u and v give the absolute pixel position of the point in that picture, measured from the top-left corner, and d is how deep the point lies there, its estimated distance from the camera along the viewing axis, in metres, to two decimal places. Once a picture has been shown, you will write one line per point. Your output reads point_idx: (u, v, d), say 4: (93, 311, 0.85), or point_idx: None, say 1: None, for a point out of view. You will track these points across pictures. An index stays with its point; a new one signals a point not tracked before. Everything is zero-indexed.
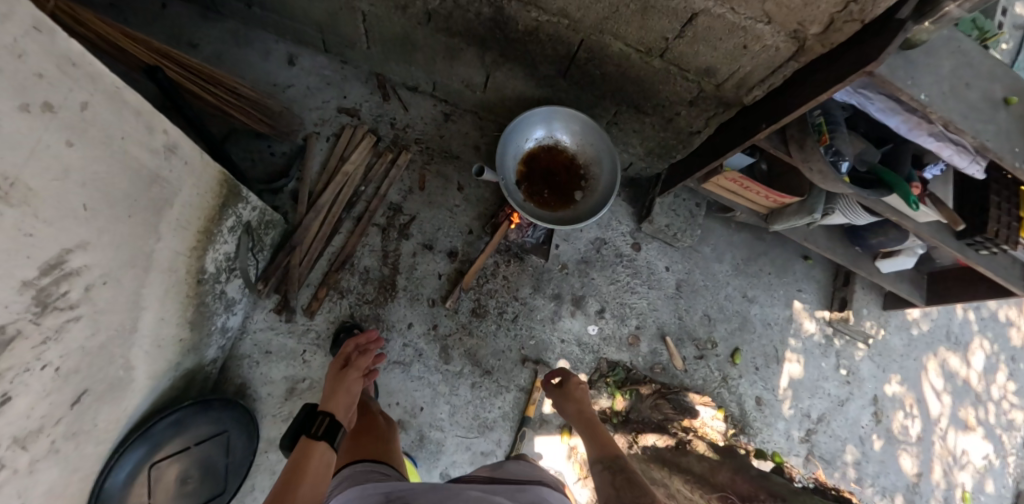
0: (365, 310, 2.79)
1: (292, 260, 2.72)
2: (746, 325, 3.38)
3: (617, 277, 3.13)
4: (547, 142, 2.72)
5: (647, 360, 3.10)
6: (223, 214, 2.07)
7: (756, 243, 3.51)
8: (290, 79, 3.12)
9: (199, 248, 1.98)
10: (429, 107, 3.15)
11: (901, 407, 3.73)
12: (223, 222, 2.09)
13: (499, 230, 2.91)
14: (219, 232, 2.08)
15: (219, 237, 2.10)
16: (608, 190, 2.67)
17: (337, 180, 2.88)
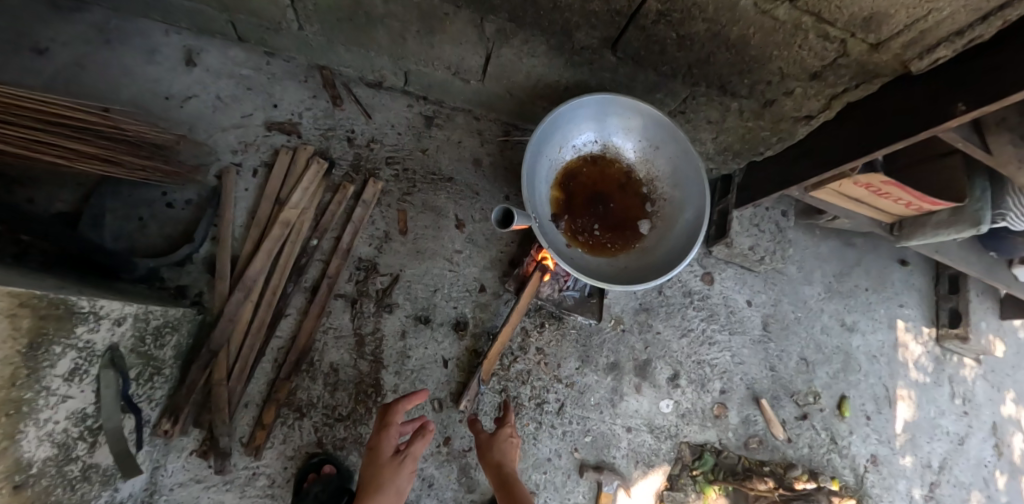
0: (340, 432, 1.87)
1: (215, 375, 1.76)
2: (848, 362, 2.45)
3: (689, 325, 2.24)
4: (591, 152, 1.85)
5: (739, 435, 2.21)
6: (37, 351, 1.16)
7: (845, 250, 2.57)
8: (192, 88, 2.06)
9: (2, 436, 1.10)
10: (403, 110, 2.18)
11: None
12: (44, 365, 1.18)
13: (528, 289, 1.97)
14: (46, 388, 1.20)
15: (39, 394, 1.18)
16: (694, 219, 1.77)
17: (273, 237, 1.89)
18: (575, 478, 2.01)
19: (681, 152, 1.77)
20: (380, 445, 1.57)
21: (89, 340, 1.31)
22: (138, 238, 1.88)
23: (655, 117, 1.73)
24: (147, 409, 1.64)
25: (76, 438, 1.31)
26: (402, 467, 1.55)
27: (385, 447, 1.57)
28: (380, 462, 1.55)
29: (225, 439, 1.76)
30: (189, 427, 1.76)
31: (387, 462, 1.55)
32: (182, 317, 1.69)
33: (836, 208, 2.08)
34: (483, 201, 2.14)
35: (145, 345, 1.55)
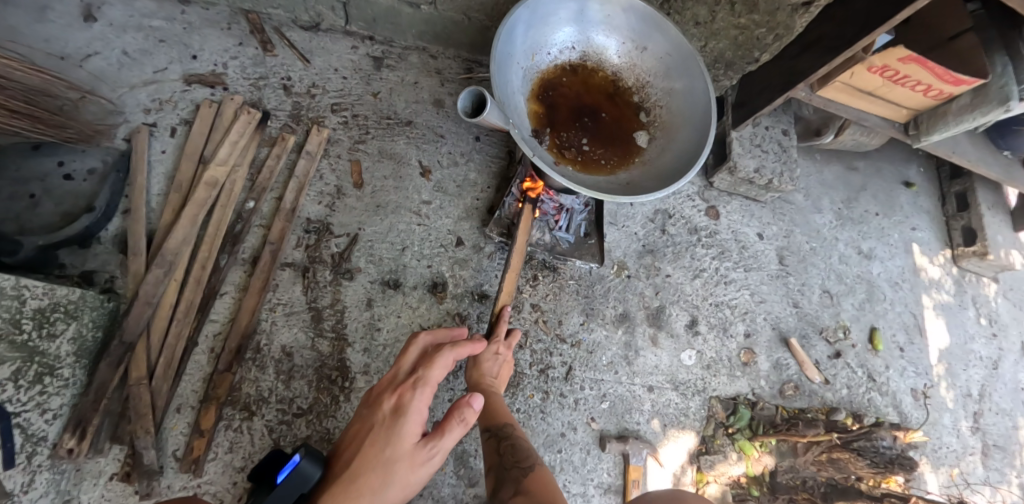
0: (301, 430, 1.50)
1: (133, 373, 1.40)
2: (872, 291, 2.20)
3: (700, 265, 1.97)
4: (570, 61, 1.62)
5: (773, 383, 1.93)
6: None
7: (850, 174, 2.35)
8: (91, 45, 1.70)
9: None
10: (347, 53, 1.86)
11: None
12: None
13: (524, 226, 1.63)
14: None
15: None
16: (698, 114, 1.54)
17: (196, 201, 1.55)
18: (597, 454, 1.67)
19: (674, 46, 1.56)
20: (404, 418, 1.13)
21: None
22: (28, 219, 1.47)
23: (638, 6, 1.53)
24: (39, 424, 1.26)
25: None
26: (424, 458, 1.10)
27: (407, 426, 1.12)
28: (399, 444, 1.10)
29: (151, 454, 1.38)
30: (103, 444, 1.37)
31: (409, 447, 1.10)
32: (81, 301, 1.34)
33: (844, 111, 1.88)
34: (449, 145, 1.84)
35: (21, 334, 1.21)
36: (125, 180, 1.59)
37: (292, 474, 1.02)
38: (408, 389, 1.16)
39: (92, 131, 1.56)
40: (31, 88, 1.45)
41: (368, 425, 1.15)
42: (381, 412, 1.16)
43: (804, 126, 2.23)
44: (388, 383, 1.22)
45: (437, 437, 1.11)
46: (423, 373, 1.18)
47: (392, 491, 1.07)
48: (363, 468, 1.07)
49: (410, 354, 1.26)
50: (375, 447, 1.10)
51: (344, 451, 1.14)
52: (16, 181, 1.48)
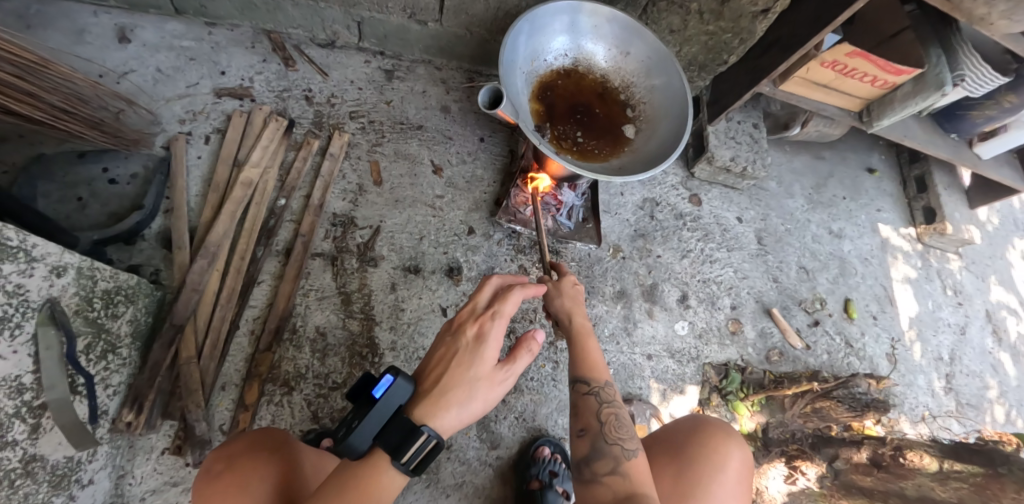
0: (336, 402, 1.64)
1: (183, 353, 1.54)
2: (844, 267, 2.42)
3: (687, 246, 2.17)
4: (564, 66, 1.83)
5: (759, 349, 2.12)
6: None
7: (817, 164, 2.60)
8: (128, 64, 1.87)
9: None
10: (361, 66, 2.06)
11: (1015, 315, 2.64)
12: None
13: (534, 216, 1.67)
14: None
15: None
16: (676, 106, 1.76)
17: (234, 199, 1.71)
18: None
19: (653, 50, 1.78)
20: (487, 345, 1.09)
21: (20, 285, 1.13)
22: (77, 219, 1.62)
23: (621, 17, 1.75)
24: (103, 398, 1.39)
25: (14, 407, 1.12)
26: (501, 380, 1.09)
27: (490, 351, 1.09)
28: (482, 365, 1.07)
29: (202, 425, 1.51)
30: (157, 419, 1.50)
31: (491, 370, 1.08)
32: (138, 287, 1.49)
33: (806, 102, 2.14)
34: (457, 145, 2.03)
35: (93, 311, 1.34)
36: (166, 182, 1.75)
37: (389, 392, 1.00)
38: (487, 319, 1.12)
39: (136, 138, 1.71)
40: (93, 100, 1.57)
41: (450, 350, 1.10)
42: (463, 338, 1.11)
43: (772, 121, 2.48)
44: (465, 313, 1.16)
45: (512, 361, 1.10)
46: (501, 306, 1.15)
47: (473, 411, 1.05)
48: (450, 387, 1.04)
49: (485, 289, 1.21)
50: (460, 369, 1.06)
51: (424, 372, 1.09)
52: (66, 185, 1.64)
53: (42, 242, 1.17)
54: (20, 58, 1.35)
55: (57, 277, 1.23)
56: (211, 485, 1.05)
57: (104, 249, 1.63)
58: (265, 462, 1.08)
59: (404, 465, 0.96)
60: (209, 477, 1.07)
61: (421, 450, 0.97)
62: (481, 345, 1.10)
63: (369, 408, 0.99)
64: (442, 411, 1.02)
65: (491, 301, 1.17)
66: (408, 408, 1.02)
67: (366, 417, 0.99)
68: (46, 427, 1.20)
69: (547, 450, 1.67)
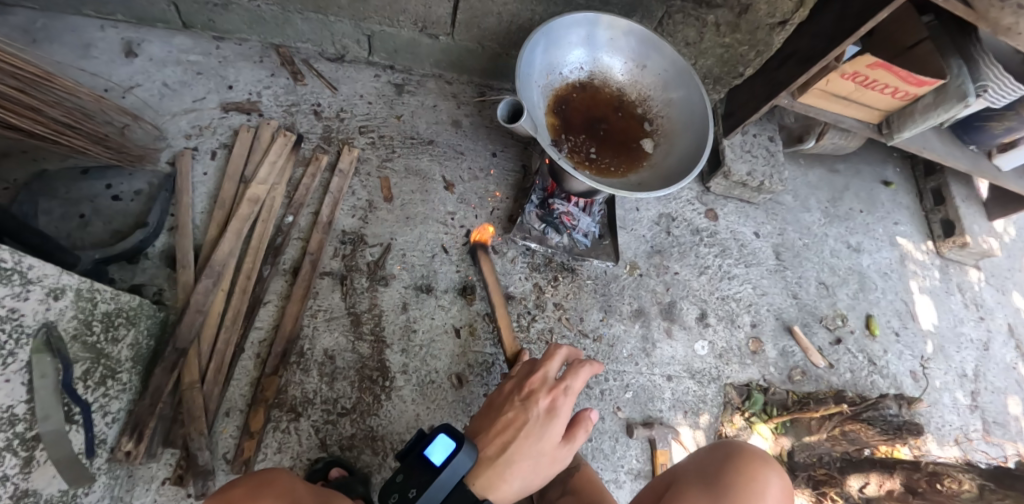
0: (345, 429, 1.56)
1: (185, 378, 1.47)
2: (864, 282, 2.36)
3: (705, 263, 2.11)
4: (579, 80, 1.79)
5: (781, 368, 2.06)
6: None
7: (832, 177, 2.55)
8: (134, 78, 1.83)
9: None
10: (370, 81, 2.02)
11: None
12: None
13: (487, 268, 1.75)
14: None
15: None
16: (697, 120, 1.71)
17: (240, 217, 1.66)
18: (625, 441, 1.76)
19: (670, 63, 1.74)
20: (557, 421, 1.26)
21: (14, 309, 1.07)
22: (81, 238, 1.56)
23: (638, 29, 1.71)
24: (100, 426, 1.32)
25: (5, 439, 1.05)
26: (561, 456, 1.25)
27: (557, 428, 1.26)
28: (548, 440, 1.24)
29: (205, 454, 1.43)
30: (158, 448, 1.42)
31: (554, 446, 1.25)
32: (139, 309, 1.43)
33: (824, 114, 2.10)
34: (469, 160, 1.98)
35: (93, 335, 1.28)
36: (171, 199, 1.70)
37: (453, 462, 1.09)
38: (560, 394, 1.30)
39: (140, 154, 1.66)
40: (97, 114, 1.53)
41: (520, 418, 1.26)
42: (535, 408, 1.27)
43: (786, 134, 2.44)
44: (536, 381, 1.33)
45: (571, 439, 1.28)
46: (571, 383, 1.32)
47: (532, 481, 1.21)
48: (516, 459, 1.20)
49: (555, 361, 1.37)
50: (528, 441, 1.22)
51: (489, 437, 1.24)
52: (69, 202, 1.58)
53: (38, 263, 1.12)
54: (22, 71, 1.30)
55: (54, 300, 1.17)
56: None
57: (105, 268, 1.57)
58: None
59: None
60: None
61: None
62: (550, 418, 1.27)
63: (433, 477, 1.09)
64: (506, 480, 1.18)
65: (562, 374, 1.34)
66: (473, 477, 1.17)
67: (428, 487, 1.08)
68: (39, 460, 1.13)
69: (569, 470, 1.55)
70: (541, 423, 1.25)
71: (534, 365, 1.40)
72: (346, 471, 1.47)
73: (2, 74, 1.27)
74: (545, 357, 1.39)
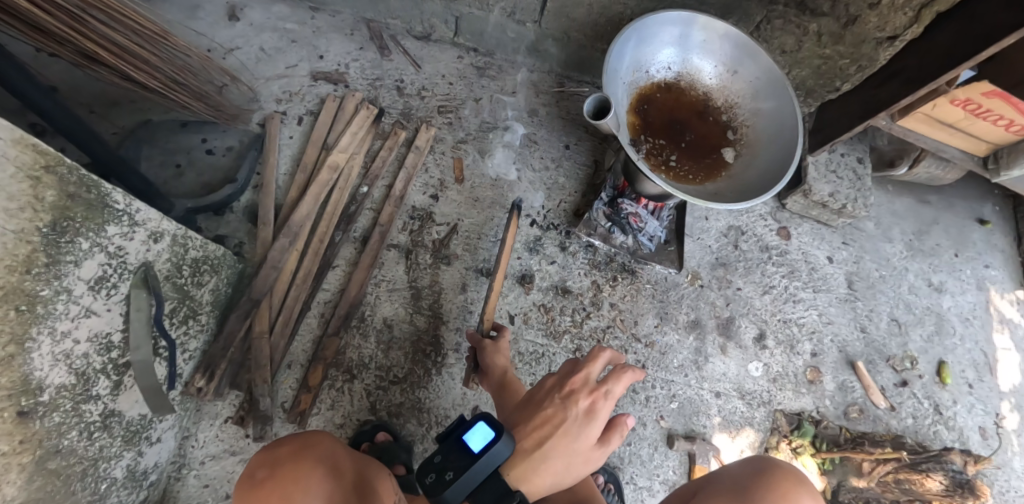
0: (395, 397, 1.62)
1: (256, 327, 1.57)
2: (941, 325, 2.20)
3: (770, 282, 2.04)
4: (666, 80, 1.74)
5: (837, 403, 1.97)
6: (61, 238, 1.00)
7: (921, 208, 2.39)
8: (234, 41, 1.93)
9: (18, 347, 0.95)
10: (453, 62, 2.05)
11: None
12: (67, 259, 1.02)
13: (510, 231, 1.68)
14: (64, 300, 1.03)
15: (61, 293, 1.02)
16: (783, 136, 1.62)
17: (320, 182, 1.74)
18: (664, 450, 1.75)
19: (764, 71, 1.66)
20: (596, 424, 1.16)
21: (121, 247, 1.16)
22: (174, 185, 1.70)
23: (734, 33, 1.64)
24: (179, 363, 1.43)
25: (101, 363, 1.16)
26: (594, 458, 1.17)
27: (595, 430, 1.16)
28: (584, 441, 1.15)
29: (266, 401, 1.53)
30: (225, 389, 1.53)
31: (589, 448, 1.16)
32: (222, 258, 1.53)
33: (924, 140, 1.96)
34: (542, 150, 1.97)
35: (182, 277, 1.38)
36: (258, 158, 1.80)
37: (492, 451, 1.06)
38: (600, 397, 1.18)
39: (234, 113, 1.77)
40: (201, 72, 1.60)
41: (559, 416, 1.17)
42: (574, 408, 1.18)
43: (876, 157, 2.30)
44: (578, 380, 1.22)
45: (607, 442, 1.18)
46: (614, 387, 1.20)
47: (564, 479, 1.15)
48: (550, 455, 1.13)
49: (599, 361, 1.25)
50: (564, 440, 1.14)
51: (526, 430, 1.18)
52: (167, 151, 1.73)
53: (144, 208, 1.21)
54: (142, 29, 1.36)
55: (154, 242, 1.27)
56: (252, 495, 1.02)
57: (195, 216, 1.69)
58: (311, 473, 1.05)
59: None
60: (251, 484, 1.04)
61: None
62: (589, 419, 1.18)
63: (471, 463, 1.06)
64: (539, 475, 1.13)
65: (604, 375, 1.22)
66: (507, 467, 1.13)
67: (465, 473, 1.05)
68: (127, 385, 1.25)
69: (601, 479, 1.62)
70: (579, 424, 1.15)
71: (577, 362, 1.29)
72: (391, 437, 1.55)
73: (125, 29, 1.33)
74: (586, 357, 1.28)
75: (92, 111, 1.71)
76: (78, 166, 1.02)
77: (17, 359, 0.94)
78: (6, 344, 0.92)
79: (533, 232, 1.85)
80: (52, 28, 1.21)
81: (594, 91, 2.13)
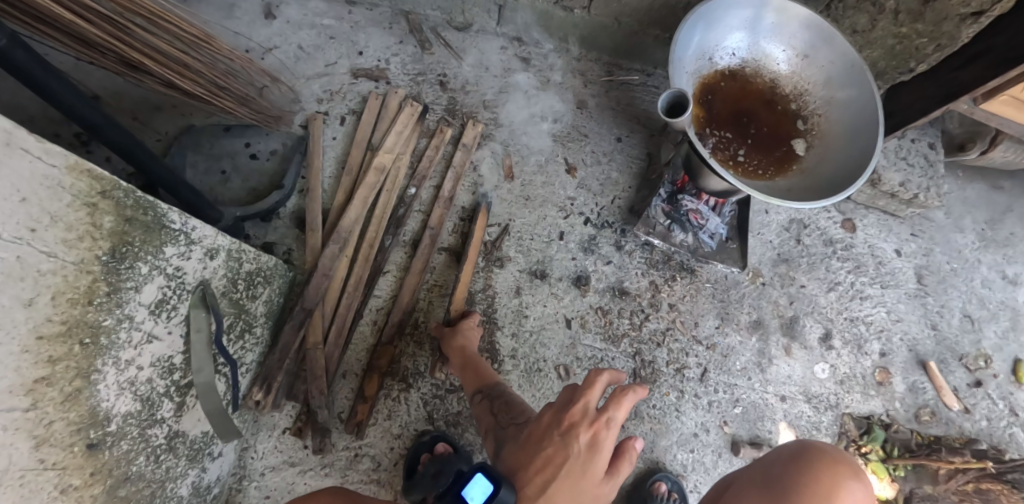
0: (452, 405, 1.59)
1: (310, 338, 1.53)
2: (1018, 320, 2.08)
3: (835, 278, 1.93)
4: (730, 67, 1.62)
5: (908, 404, 1.87)
6: (120, 265, 0.96)
7: (994, 195, 2.24)
8: (272, 40, 1.87)
9: (83, 382, 0.91)
10: (496, 53, 1.96)
11: None
12: (128, 285, 0.98)
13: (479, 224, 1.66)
14: (127, 328, 0.99)
15: (124, 320, 0.98)
16: (861, 126, 1.50)
17: (367, 186, 1.69)
18: (729, 457, 1.67)
19: (840, 56, 1.54)
20: (601, 460, 1.00)
21: (179, 267, 1.12)
22: (220, 192, 1.67)
23: (807, 15, 1.52)
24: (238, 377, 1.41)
25: (164, 387, 1.13)
26: (604, 493, 1.03)
27: (602, 465, 1.00)
28: (594, 479, 1.00)
29: (324, 413, 1.50)
30: (282, 401, 1.50)
31: (599, 485, 1.00)
32: (274, 268, 1.49)
33: (1008, 125, 1.81)
34: (593, 144, 1.88)
35: (237, 292, 1.35)
36: (303, 161, 1.75)
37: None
38: (604, 429, 1.01)
39: (278, 115, 1.71)
40: (243, 75, 1.53)
41: (561, 455, 0.99)
42: (577, 445, 1.00)
43: (947, 142, 2.16)
44: (577, 411, 1.03)
45: (616, 473, 1.04)
46: (616, 415, 1.03)
47: None
48: (558, 500, 0.97)
49: (598, 386, 1.07)
50: (571, 482, 0.98)
51: (525, 474, 1.00)
52: (212, 157, 1.68)
53: (199, 224, 1.16)
54: (184, 33, 1.30)
55: (210, 259, 1.22)
56: None
57: (243, 224, 1.66)
58: None
59: None
60: None
61: None
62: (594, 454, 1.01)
63: None
64: None
65: (606, 402, 1.05)
66: None
67: None
68: (190, 405, 1.22)
69: (665, 487, 1.57)
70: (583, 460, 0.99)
71: (571, 388, 1.10)
72: (451, 447, 1.50)
73: (167, 35, 1.27)
74: (583, 382, 1.09)
75: (135, 118, 1.67)
76: (133, 188, 0.97)
77: (84, 392, 0.91)
78: (73, 378, 0.89)
79: (587, 231, 1.78)
80: (95, 38, 1.15)
81: (645, 79, 2.02)
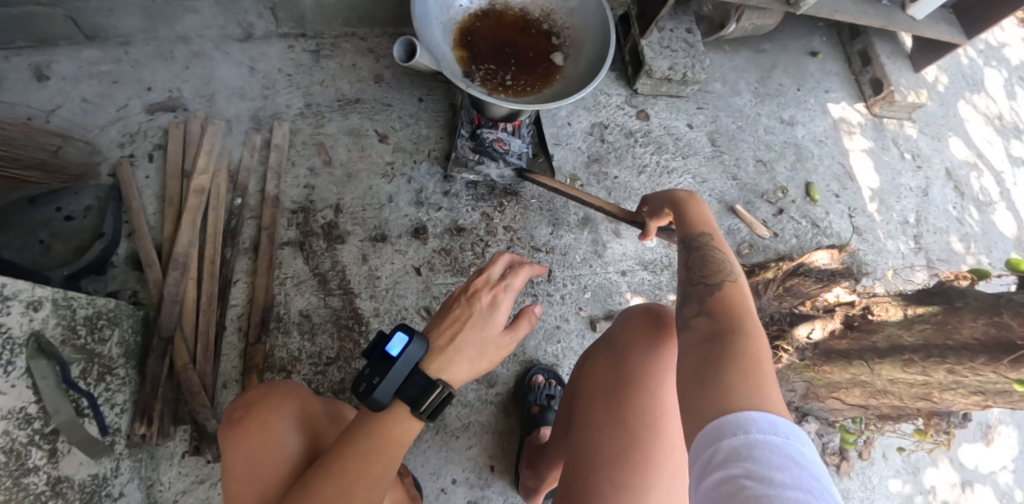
0: (335, 375, 1.71)
1: (177, 362, 1.61)
2: (800, 152, 2.48)
3: (642, 162, 2.22)
4: (481, 8, 1.83)
5: (728, 245, 2.21)
6: None
7: (759, 58, 2.63)
8: (52, 100, 1.85)
9: None
10: (285, 53, 2.05)
11: (976, 168, 2.69)
12: None
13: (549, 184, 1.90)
14: None
15: None
16: (595, 27, 1.76)
17: (191, 209, 1.75)
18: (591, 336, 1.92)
19: None
20: (502, 311, 1.03)
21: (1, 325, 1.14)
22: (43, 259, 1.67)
23: None
24: (112, 417, 1.47)
25: (26, 437, 1.17)
26: (507, 346, 1.04)
27: (502, 316, 1.03)
28: (496, 328, 1.02)
29: (212, 423, 1.59)
30: (169, 427, 1.58)
31: (501, 336, 1.03)
32: (118, 310, 1.54)
33: None
34: (397, 110, 2.04)
35: (80, 338, 1.38)
36: (121, 206, 1.78)
37: (406, 350, 0.93)
38: (502, 289, 1.06)
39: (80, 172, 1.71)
40: (27, 143, 1.56)
41: (465, 312, 1.02)
42: (479, 303, 1.03)
43: (706, 24, 2.50)
44: (477, 278, 1.07)
45: (516, 328, 1.07)
46: (513, 279, 1.08)
47: (480, 370, 1.00)
48: (464, 346, 0.99)
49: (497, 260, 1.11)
50: (474, 332, 1.00)
51: (434, 333, 1.01)
52: None
53: (9, 280, 1.17)
54: None
55: (35, 311, 1.24)
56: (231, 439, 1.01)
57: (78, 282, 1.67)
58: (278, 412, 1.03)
59: (425, 414, 0.92)
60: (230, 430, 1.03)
61: (440, 400, 0.92)
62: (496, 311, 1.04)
63: (388, 365, 0.92)
64: (455, 370, 0.97)
65: (504, 272, 1.09)
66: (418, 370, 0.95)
67: (388, 372, 0.91)
68: (63, 450, 1.27)
69: (541, 377, 1.76)
70: (484, 314, 1.01)
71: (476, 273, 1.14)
72: None
73: None
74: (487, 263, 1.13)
75: None
76: None
77: None
78: None
79: (412, 187, 1.94)
80: None
81: None
